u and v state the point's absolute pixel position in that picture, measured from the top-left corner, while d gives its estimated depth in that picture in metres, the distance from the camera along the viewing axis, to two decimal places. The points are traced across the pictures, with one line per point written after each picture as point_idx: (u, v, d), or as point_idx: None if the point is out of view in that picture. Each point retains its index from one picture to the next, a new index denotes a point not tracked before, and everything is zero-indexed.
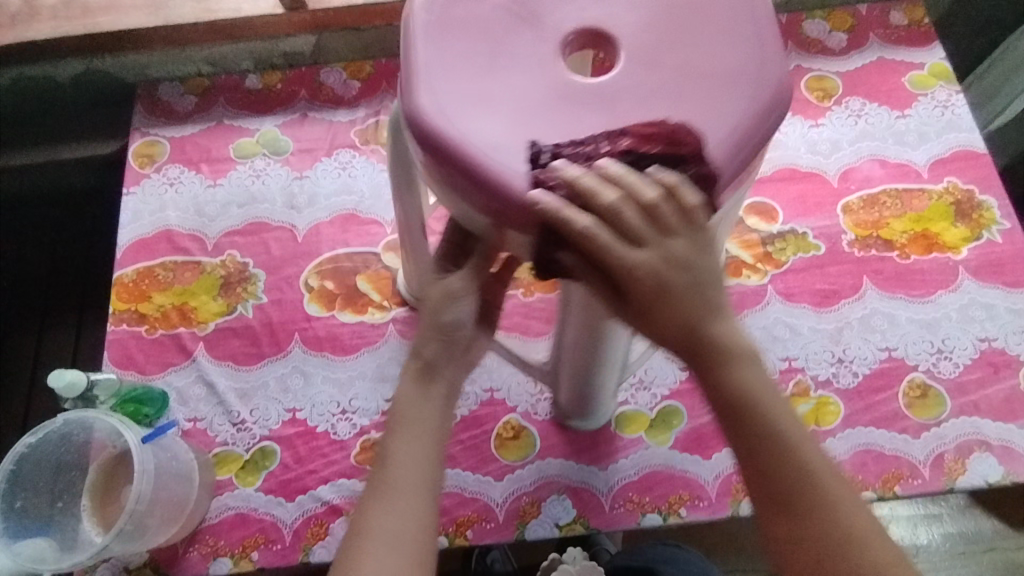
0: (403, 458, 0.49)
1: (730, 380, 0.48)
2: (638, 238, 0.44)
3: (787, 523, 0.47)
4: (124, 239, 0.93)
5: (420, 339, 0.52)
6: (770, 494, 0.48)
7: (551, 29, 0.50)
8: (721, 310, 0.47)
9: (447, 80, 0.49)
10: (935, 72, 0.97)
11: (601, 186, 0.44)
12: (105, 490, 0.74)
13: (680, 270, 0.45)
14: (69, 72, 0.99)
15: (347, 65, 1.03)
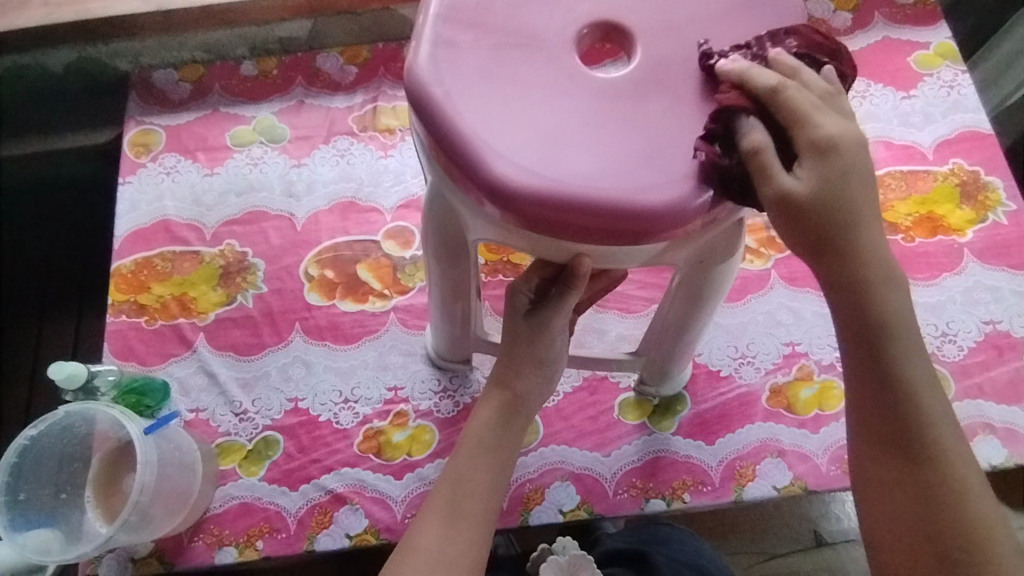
0: (474, 479, 0.58)
1: (899, 298, 0.48)
2: (817, 114, 0.45)
3: (891, 439, 0.50)
4: (122, 229, 0.92)
5: (512, 375, 0.61)
6: (892, 431, 0.49)
7: (560, 47, 0.50)
8: (873, 216, 0.46)
9: (472, 110, 0.48)
10: (941, 52, 0.95)
11: (754, 70, 0.46)
12: (108, 482, 0.74)
13: (860, 153, 0.46)
14: (61, 60, 0.96)
15: (344, 51, 1.01)
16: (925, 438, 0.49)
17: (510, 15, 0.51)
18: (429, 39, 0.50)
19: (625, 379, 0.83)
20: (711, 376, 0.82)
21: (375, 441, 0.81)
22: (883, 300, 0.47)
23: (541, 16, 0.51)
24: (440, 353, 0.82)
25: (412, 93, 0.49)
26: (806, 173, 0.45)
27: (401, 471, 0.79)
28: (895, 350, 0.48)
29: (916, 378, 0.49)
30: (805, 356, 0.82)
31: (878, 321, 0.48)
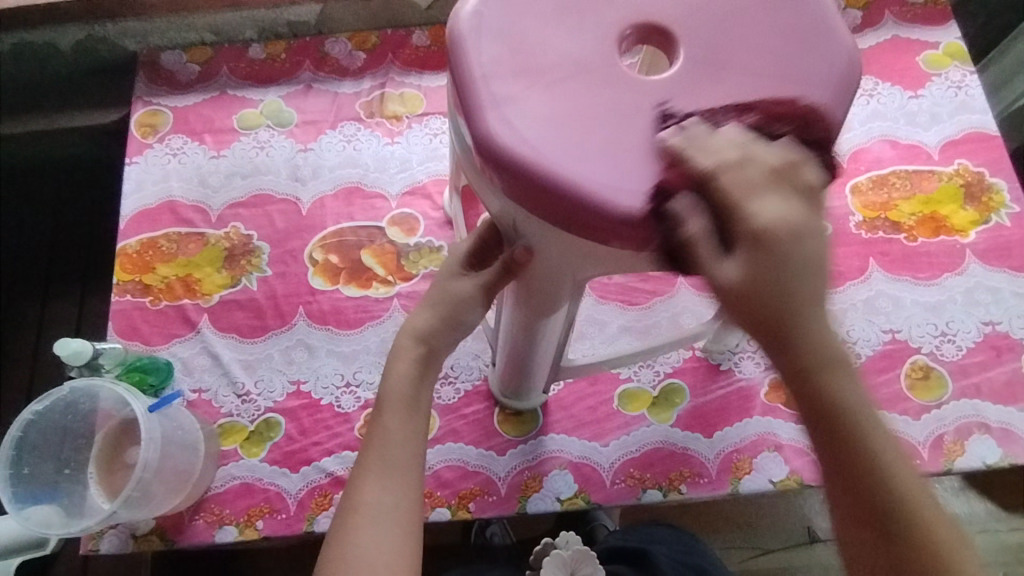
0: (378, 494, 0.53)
1: (861, 406, 0.40)
2: (738, 207, 0.37)
3: (851, 502, 0.42)
4: (127, 209, 0.92)
5: (429, 328, 0.58)
6: (856, 512, 0.42)
7: (614, 61, 0.46)
8: (815, 305, 0.38)
9: (563, 154, 0.44)
10: (950, 52, 0.95)
11: (697, 143, 0.40)
12: (110, 458, 0.74)
13: (794, 241, 0.37)
14: (70, 39, 0.97)
15: (353, 36, 1.01)
16: (900, 515, 0.41)
17: (545, 43, 0.46)
18: (481, 95, 0.45)
19: (625, 370, 0.83)
20: (711, 370, 0.83)
21: None
22: (834, 386, 0.39)
23: (571, 31, 0.47)
24: (501, 387, 0.80)
25: (492, 162, 0.45)
26: (738, 265, 0.38)
27: None
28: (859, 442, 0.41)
29: (889, 464, 0.41)
30: None
31: (827, 401, 0.40)
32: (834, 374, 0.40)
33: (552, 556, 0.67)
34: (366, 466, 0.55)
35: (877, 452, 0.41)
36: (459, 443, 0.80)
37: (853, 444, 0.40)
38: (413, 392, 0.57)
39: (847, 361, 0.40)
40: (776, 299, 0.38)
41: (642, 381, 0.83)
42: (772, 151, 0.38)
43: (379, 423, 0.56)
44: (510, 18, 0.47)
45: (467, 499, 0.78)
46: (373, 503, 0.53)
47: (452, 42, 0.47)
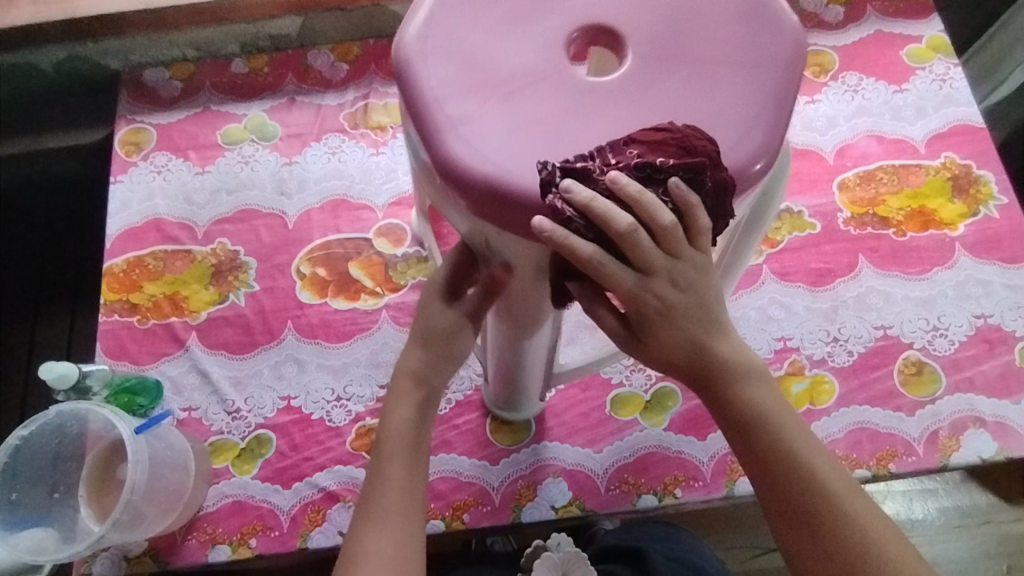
0: (377, 546, 0.53)
1: (804, 451, 0.50)
2: (651, 265, 0.43)
3: (805, 535, 0.50)
4: (113, 228, 0.92)
5: (428, 367, 0.58)
6: (791, 512, 0.50)
7: (567, 65, 0.46)
8: (727, 329, 0.48)
9: (528, 168, 0.44)
10: (934, 45, 0.95)
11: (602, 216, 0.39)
12: (100, 481, 0.74)
13: (692, 295, 0.45)
14: (51, 60, 0.96)
15: (335, 48, 1.01)
16: (817, 502, 0.49)
17: (494, 57, 0.46)
18: (441, 120, 0.45)
19: (616, 375, 0.83)
20: None
21: (367, 438, 0.81)
22: (747, 394, 0.50)
23: (517, 43, 0.46)
24: (495, 398, 0.79)
25: (461, 188, 0.45)
26: (635, 283, 0.43)
27: None
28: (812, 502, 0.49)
29: (783, 438, 0.50)
30: (796, 352, 0.82)
31: (809, 501, 0.49)
32: (783, 436, 0.50)
33: (543, 559, 0.69)
34: (367, 515, 0.55)
35: (780, 430, 0.50)
36: (452, 455, 0.80)
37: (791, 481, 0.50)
38: (412, 435, 0.58)
39: (794, 429, 0.51)
40: (684, 328, 0.46)
41: (633, 386, 0.82)
42: (661, 209, 0.40)
43: (380, 470, 0.56)
44: (457, 36, 0.47)
45: (461, 510, 0.78)
46: (374, 553, 0.53)
47: (399, 69, 0.47)
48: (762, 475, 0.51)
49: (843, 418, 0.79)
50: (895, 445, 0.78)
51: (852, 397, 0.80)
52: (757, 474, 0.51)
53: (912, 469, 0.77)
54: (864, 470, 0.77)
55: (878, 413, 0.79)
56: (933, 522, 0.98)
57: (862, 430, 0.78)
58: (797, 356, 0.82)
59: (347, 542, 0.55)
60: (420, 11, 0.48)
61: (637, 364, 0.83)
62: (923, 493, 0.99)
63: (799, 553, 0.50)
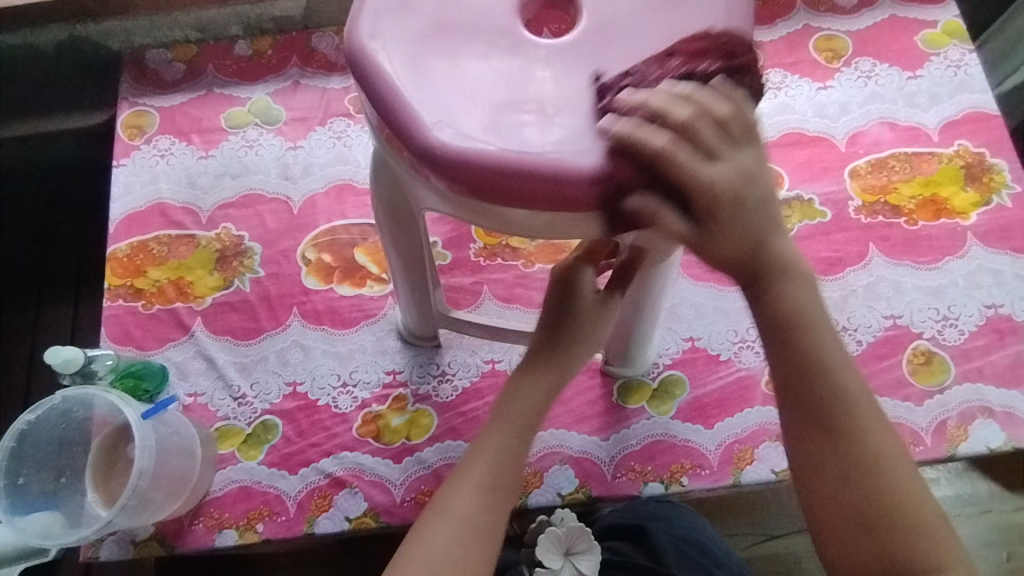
0: (464, 497, 0.55)
1: (806, 315, 0.49)
2: (712, 153, 0.43)
3: (831, 448, 0.49)
4: (117, 212, 0.91)
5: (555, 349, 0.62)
6: (818, 420, 0.49)
7: (555, 48, 0.49)
8: (778, 226, 0.47)
9: (674, 108, 0.43)
10: (949, 31, 0.93)
11: (667, 101, 0.43)
12: (107, 466, 0.74)
13: (752, 188, 0.44)
14: (52, 39, 0.95)
15: (340, 30, 0.99)
16: (846, 417, 0.49)
17: (493, 73, 0.48)
18: (522, 157, 0.46)
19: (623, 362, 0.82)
20: (710, 360, 0.82)
21: (374, 425, 0.81)
22: (789, 291, 0.48)
23: (495, 49, 0.49)
24: (411, 329, 0.83)
25: (591, 199, 0.46)
26: (726, 173, 0.43)
27: (400, 455, 0.80)
28: (843, 450, 0.49)
29: (809, 320, 0.49)
30: None
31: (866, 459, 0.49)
32: (814, 333, 0.49)
33: (548, 533, 0.71)
34: (467, 472, 0.57)
35: (824, 359, 0.49)
36: (458, 441, 0.80)
37: (813, 363, 0.49)
38: (527, 420, 0.60)
39: (836, 355, 0.49)
40: (752, 221, 0.45)
41: (641, 373, 0.82)
42: (716, 99, 0.44)
43: (487, 432, 0.59)
44: (449, 90, 0.47)
45: None
46: (466, 510, 0.54)
47: (433, 159, 0.46)
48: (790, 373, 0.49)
49: None
50: (902, 434, 0.78)
51: None
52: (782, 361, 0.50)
53: (919, 459, 0.77)
54: None
55: (886, 403, 0.79)
56: None
57: None
58: None
59: (434, 497, 0.57)
60: (400, 96, 0.47)
61: None
62: (925, 482, 0.99)
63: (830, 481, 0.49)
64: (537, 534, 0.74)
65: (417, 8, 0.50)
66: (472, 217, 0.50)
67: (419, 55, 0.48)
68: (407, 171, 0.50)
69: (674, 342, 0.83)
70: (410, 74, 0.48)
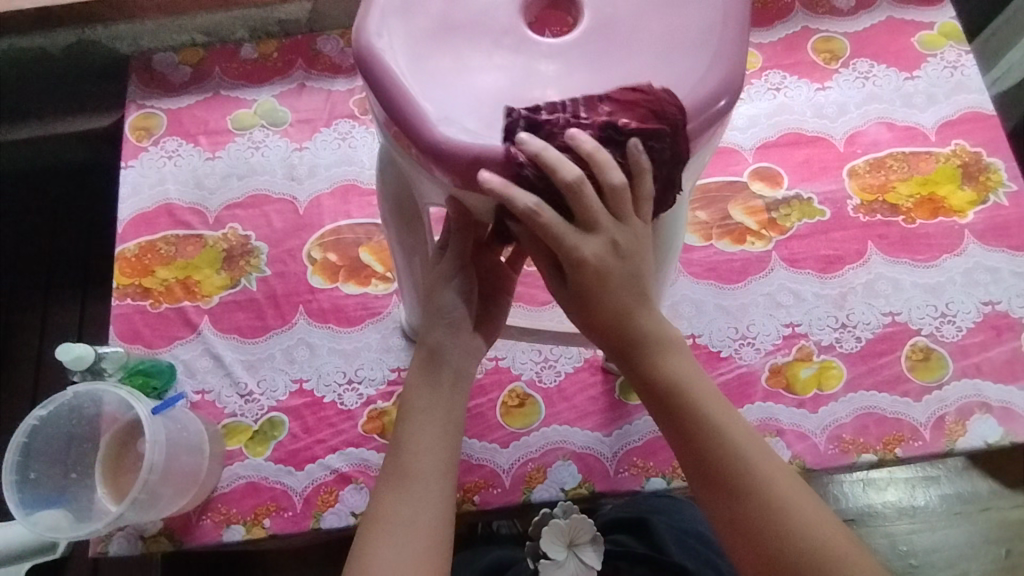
0: (396, 505, 0.55)
1: (677, 372, 0.55)
2: (591, 226, 0.48)
3: (717, 494, 0.55)
4: (125, 213, 0.93)
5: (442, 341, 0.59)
6: (709, 478, 0.55)
7: (559, 48, 0.50)
8: (648, 301, 0.53)
9: (566, 162, 0.45)
10: (945, 32, 0.95)
11: (552, 155, 0.45)
12: (116, 462, 0.75)
13: (628, 261, 0.50)
14: (61, 43, 0.97)
15: (345, 33, 1.01)
16: (728, 472, 0.54)
17: (498, 72, 0.49)
18: (523, 152, 0.47)
19: None
20: (711, 356, 0.83)
21: (379, 421, 0.82)
22: (668, 365, 0.55)
23: (500, 48, 0.50)
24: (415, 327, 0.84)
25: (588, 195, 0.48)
26: (598, 244, 0.49)
27: None
28: (735, 496, 0.54)
29: (680, 385, 0.55)
30: (805, 338, 0.83)
31: (762, 497, 0.54)
32: (686, 397, 0.55)
33: (552, 525, 0.74)
34: (388, 479, 0.56)
35: (716, 423, 0.55)
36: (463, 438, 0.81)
37: (702, 429, 0.55)
38: (441, 403, 0.57)
39: (712, 413, 0.55)
40: (617, 302, 0.51)
41: None
42: (569, 161, 0.45)
43: (405, 431, 0.57)
44: (453, 88, 0.49)
45: (472, 492, 0.79)
46: (394, 515, 0.54)
47: (439, 155, 0.47)
48: (676, 435, 0.56)
49: (850, 403, 0.80)
50: (901, 429, 0.79)
51: (860, 382, 0.81)
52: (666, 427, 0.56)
53: (918, 454, 0.78)
54: (870, 454, 0.78)
55: (886, 398, 0.80)
56: (935, 509, 0.99)
57: (868, 415, 0.79)
58: (805, 342, 0.83)
59: (368, 507, 0.57)
60: (406, 93, 0.48)
61: None
62: (926, 480, 1.00)
63: (726, 518, 0.55)
64: (543, 526, 0.78)
65: (423, 8, 0.51)
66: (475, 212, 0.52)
67: (426, 54, 0.50)
68: (411, 166, 0.51)
69: None
70: (416, 73, 0.49)
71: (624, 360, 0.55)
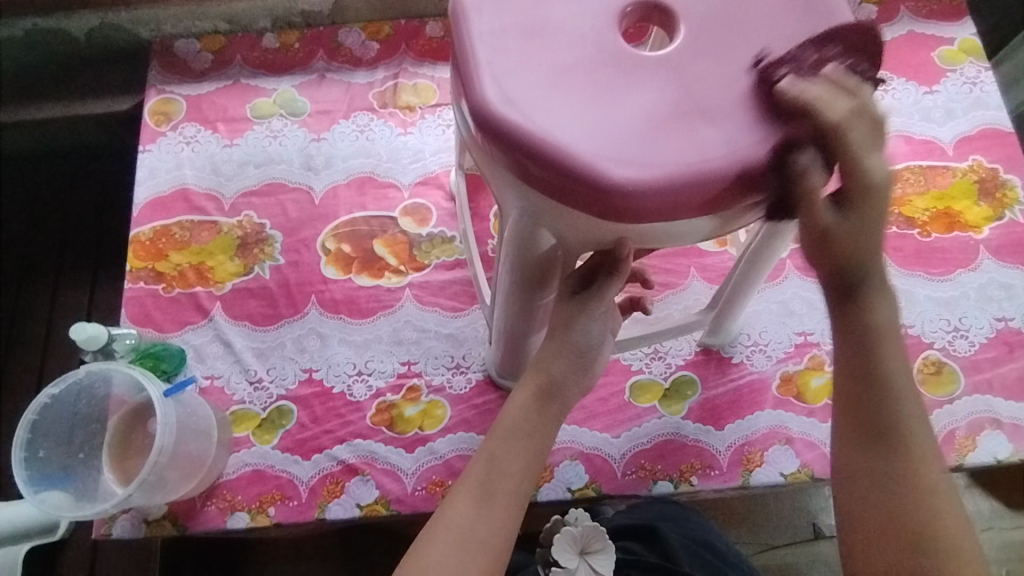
0: (465, 510, 0.54)
1: (889, 313, 0.53)
2: (859, 156, 0.47)
3: (877, 445, 0.53)
4: (141, 196, 0.93)
5: (550, 358, 0.59)
6: (874, 427, 0.53)
7: (634, 56, 0.47)
8: (879, 247, 0.51)
9: (829, 97, 0.45)
10: (966, 48, 0.95)
11: (824, 97, 0.45)
12: (125, 444, 0.75)
13: (885, 195, 0.49)
14: (83, 26, 0.97)
15: (366, 27, 1.01)
16: (901, 426, 0.53)
17: (570, 68, 0.47)
18: (619, 168, 0.44)
19: (636, 362, 0.83)
20: (722, 362, 0.83)
21: (388, 414, 0.82)
22: (878, 306, 0.53)
23: (574, 43, 0.47)
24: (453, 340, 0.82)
25: (632, 210, 0.45)
26: (886, 173, 0.48)
27: (413, 444, 0.80)
28: (898, 451, 0.52)
29: (886, 327, 0.53)
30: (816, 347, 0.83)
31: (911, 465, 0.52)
32: (885, 337, 0.53)
33: (563, 533, 0.71)
34: (463, 487, 0.56)
35: (892, 375, 0.53)
36: (470, 433, 0.81)
37: (880, 370, 0.53)
38: (541, 426, 0.58)
39: (899, 366, 0.53)
40: (853, 237, 0.50)
41: (653, 373, 0.83)
42: (838, 94, 0.45)
43: (486, 446, 0.58)
44: (565, 107, 0.46)
45: None
46: (464, 523, 0.53)
47: (569, 183, 0.45)
48: (850, 371, 0.54)
49: None
50: None
51: None
52: (845, 363, 0.54)
53: None
54: None
55: None
56: None
57: None
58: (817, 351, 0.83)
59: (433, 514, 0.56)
60: (478, 67, 0.47)
61: (658, 352, 0.84)
62: None
63: (864, 465, 0.53)
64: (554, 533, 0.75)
65: None
66: (517, 208, 0.51)
67: (506, 33, 0.48)
68: (471, 138, 0.50)
69: (687, 344, 0.84)
70: (522, 97, 0.46)
71: (842, 297, 0.54)
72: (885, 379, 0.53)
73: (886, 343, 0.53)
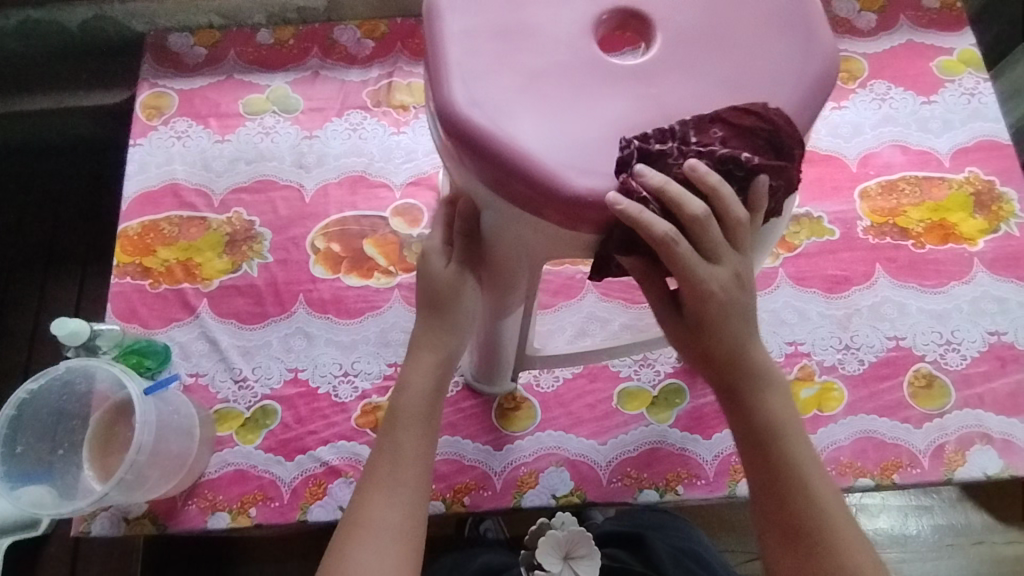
0: (378, 513, 0.56)
1: (769, 401, 0.55)
2: (713, 256, 0.48)
3: (780, 532, 0.55)
4: (130, 191, 0.92)
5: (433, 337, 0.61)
6: (785, 525, 0.55)
7: (610, 64, 0.46)
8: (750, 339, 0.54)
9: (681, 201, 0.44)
10: (965, 58, 0.94)
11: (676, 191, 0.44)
12: (104, 442, 0.74)
13: (739, 293, 0.50)
14: (78, 18, 0.97)
15: (362, 24, 1.00)
16: (801, 499, 0.54)
17: (543, 73, 0.46)
18: (584, 178, 0.44)
19: (624, 368, 0.83)
20: None
21: (373, 415, 0.81)
22: (761, 399, 0.55)
23: (550, 47, 0.47)
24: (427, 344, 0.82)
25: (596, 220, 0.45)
26: (724, 275, 0.49)
27: None
28: (804, 515, 0.54)
29: (767, 420, 0.55)
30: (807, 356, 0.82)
31: (818, 535, 0.54)
32: (773, 431, 0.55)
33: (546, 538, 0.71)
34: (374, 484, 0.57)
35: (790, 458, 0.55)
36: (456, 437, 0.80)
37: (778, 447, 0.55)
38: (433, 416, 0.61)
39: (795, 445, 0.56)
40: (725, 336, 0.52)
41: (641, 380, 0.82)
42: (692, 199, 0.44)
43: (393, 439, 0.59)
44: (535, 113, 0.45)
45: (462, 493, 0.78)
46: (376, 519, 0.56)
47: (535, 190, 0.44)
48: (747, 452, 0.56)
49: (849, 426, 0.79)
50: (900, 455, 0.78)
51: (860, 406, 0.80)
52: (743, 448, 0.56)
53: (915, 481, 0.77)
54: (868, 478, 0.77)
55: (885, 423, 0.79)
56: (926, 539, 0.98)
57: (867, 439, 0.78)
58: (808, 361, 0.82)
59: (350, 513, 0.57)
60: (449, 67, 0.46)
61: (647, 359, 0.83)
62: (918, 509, 0.99)
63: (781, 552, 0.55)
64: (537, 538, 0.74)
65: None
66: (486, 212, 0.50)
67: (480, 34, 0.47)
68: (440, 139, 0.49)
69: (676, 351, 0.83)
70: (491, 100, 0.45)
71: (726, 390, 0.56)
72: (778, 457, 0.55)
73: (774, 424, 0.55)
